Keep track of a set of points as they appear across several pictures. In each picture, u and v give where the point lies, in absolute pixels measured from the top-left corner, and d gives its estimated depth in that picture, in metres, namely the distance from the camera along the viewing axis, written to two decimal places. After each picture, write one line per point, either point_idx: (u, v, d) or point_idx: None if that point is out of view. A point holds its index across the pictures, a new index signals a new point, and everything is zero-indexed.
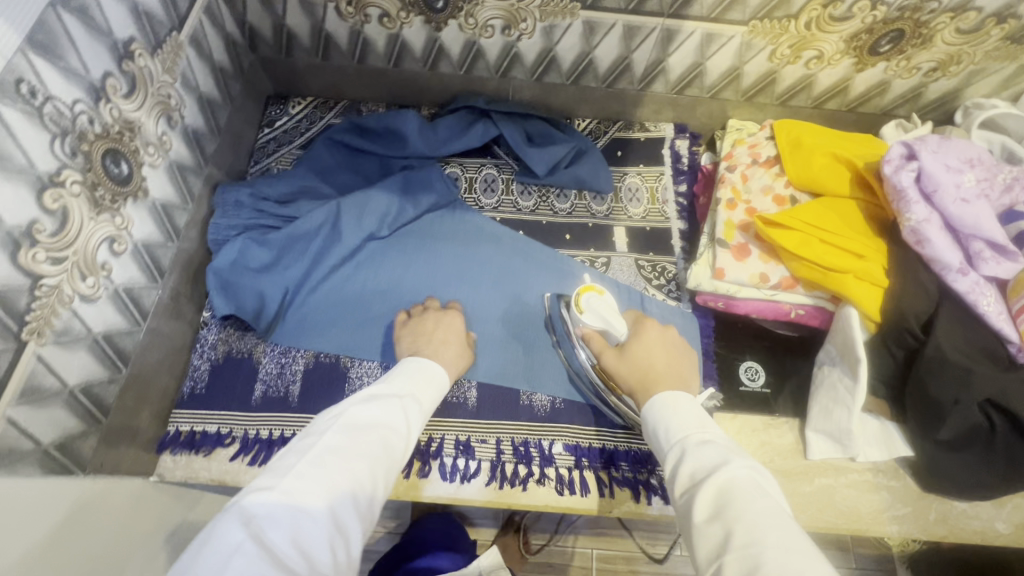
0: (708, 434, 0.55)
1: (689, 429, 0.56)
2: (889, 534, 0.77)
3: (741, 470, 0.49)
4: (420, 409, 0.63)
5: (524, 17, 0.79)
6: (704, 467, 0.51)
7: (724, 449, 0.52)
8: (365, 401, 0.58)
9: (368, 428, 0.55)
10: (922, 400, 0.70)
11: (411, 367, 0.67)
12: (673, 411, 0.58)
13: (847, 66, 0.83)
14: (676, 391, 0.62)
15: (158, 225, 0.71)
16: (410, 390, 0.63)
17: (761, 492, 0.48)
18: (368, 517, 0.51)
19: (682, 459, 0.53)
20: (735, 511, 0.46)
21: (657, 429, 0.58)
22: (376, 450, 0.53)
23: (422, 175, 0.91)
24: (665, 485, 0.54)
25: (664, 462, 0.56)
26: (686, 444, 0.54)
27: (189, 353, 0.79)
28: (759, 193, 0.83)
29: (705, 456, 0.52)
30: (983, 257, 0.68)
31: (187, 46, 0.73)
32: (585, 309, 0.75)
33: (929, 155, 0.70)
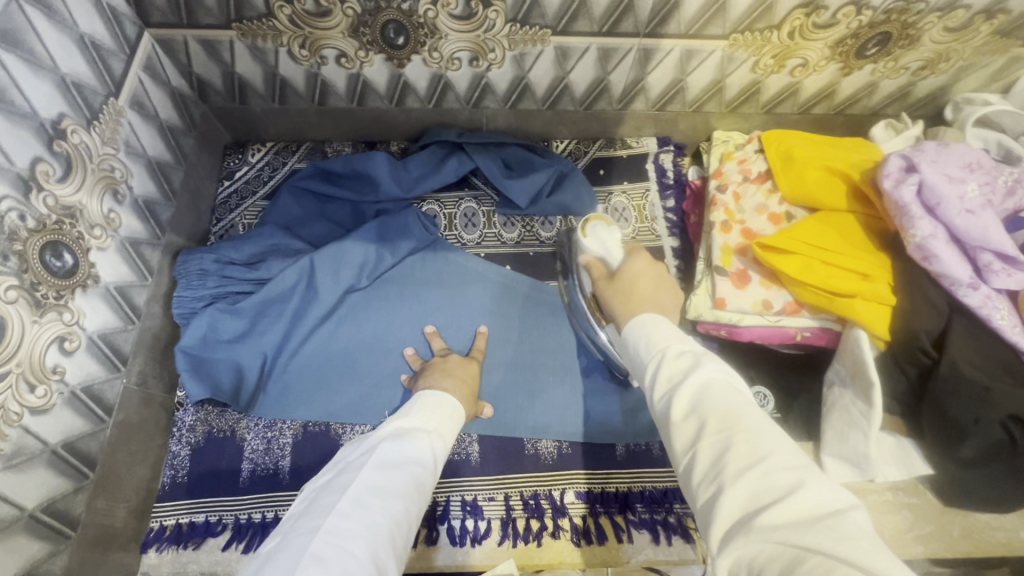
0: (686, 344, 0.50)
1: (668, 341, 0.51)
2: (915, 555, 0.75)
3: (718, 372, 0.46)
4: (445, 440, 0.58)
5: (492, 47, 0.74)
6: (679, 370, 0.48)
7: (701, 353, 0.49)
8: (395, 433, 0.53)
9: (400, 464, 0.50)
10: (940, 421, 0.68)
11: (435, 398, 0.62)
12: (651, 329, 0.54)
13: (833, 71, 0.80)
14: (657, 313, 0.57)
15: (115, 309, 0.65)
16: (436, 424, 0.58)
17: (737, 391, 0.45)
18: (401, 556, 0.46)
19: (659, 367, 0.49)
20: (712, 407, 0.43)
21: (635, 346, 0.54)
22: (411, 489, 0.49)
23: (399, 221, 0.85)
24: (643, 395, 0.50)
25: (643, 373, 0.52)
26: (663, 353, 0.50)
27: (166, 438, 0.74)
28: (753, 212, 0.79)
29: (683, 363, 0.48)
30: (993, 270, 0.64)
31: (128, 110, 0.66)
32: (589, 235, 0.73)
33: (929, 166, 0.66)
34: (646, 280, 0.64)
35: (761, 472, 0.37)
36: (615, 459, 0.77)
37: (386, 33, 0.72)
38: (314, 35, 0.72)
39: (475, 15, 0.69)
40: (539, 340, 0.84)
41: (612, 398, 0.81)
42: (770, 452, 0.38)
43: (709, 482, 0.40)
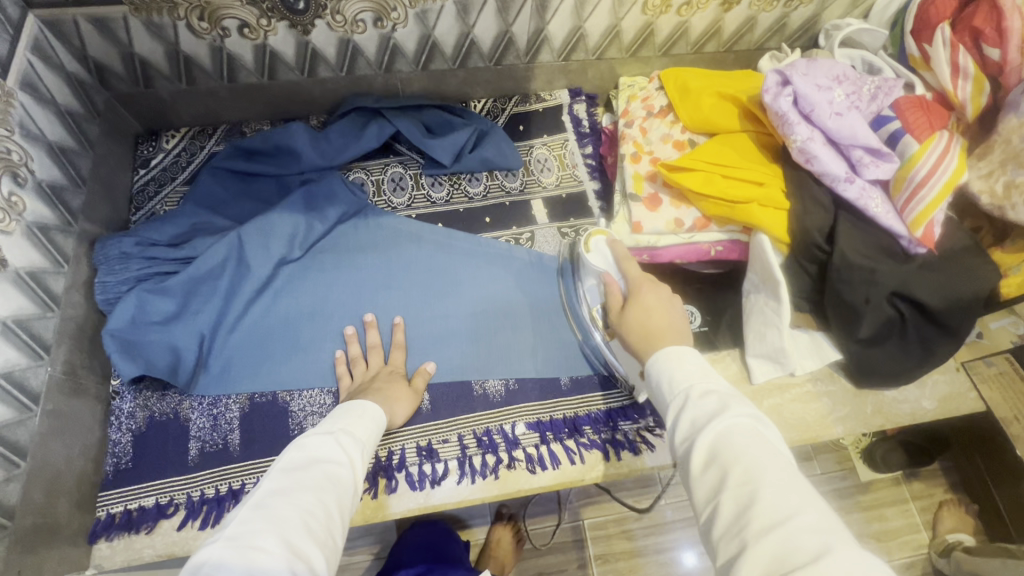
0: (711, 382, 0.49)
1: (692, 380, 0.50)
2: (837, 435, 0.82)
3: (738, 420, 0.44)
4: (360, 440, 0.57)
5: (394, 5, 0.76)
6: (704, 413, 0.46)
7: (721, 396, 0.47)
8: (303, 440, 0.53)
9: (308, 464, 0.50)
10: (840, 307, 0.75)
11: (351, 409, 0.62)
12: (677, 364, 0.52)
13: (715, 8, 0.86)
14: (682, 347, 0.55)
15: (30, 296, 0.63)
16: (342, 426, 0.58)
17: (754, 433, 0.43)
18: (330, 546, 0.45)
19: (684, 405, 0.48)
20: (731, 456, 0.41)
21: (659, 379, 0.53)
22: (323, 482, 0.48)
23: (324, 187, 0.86)
24: (667, 436, 0.48)
25: (666, 409, 0.50)
26: (688, 393, 0.48)
27: (105, 428, 0.72)
28: (659, 142, 0.85)
29: (708, 408, 0.46)
30: (865, 163, 0.72)
31: (19, 92, 0.64)
32: (592, 249, 0.76)
33: (801, 78, 0.74)
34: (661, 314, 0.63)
35: (784, 534, 0.35)
36: (558, 388, 0.81)
37: None
38: (211, 6, 0.71)
39: None
40: (478, 291, 0.86)
41: (552, 334, 0.84)
42: (795, 511, 0.36)
43: (732, 538, 0.38)
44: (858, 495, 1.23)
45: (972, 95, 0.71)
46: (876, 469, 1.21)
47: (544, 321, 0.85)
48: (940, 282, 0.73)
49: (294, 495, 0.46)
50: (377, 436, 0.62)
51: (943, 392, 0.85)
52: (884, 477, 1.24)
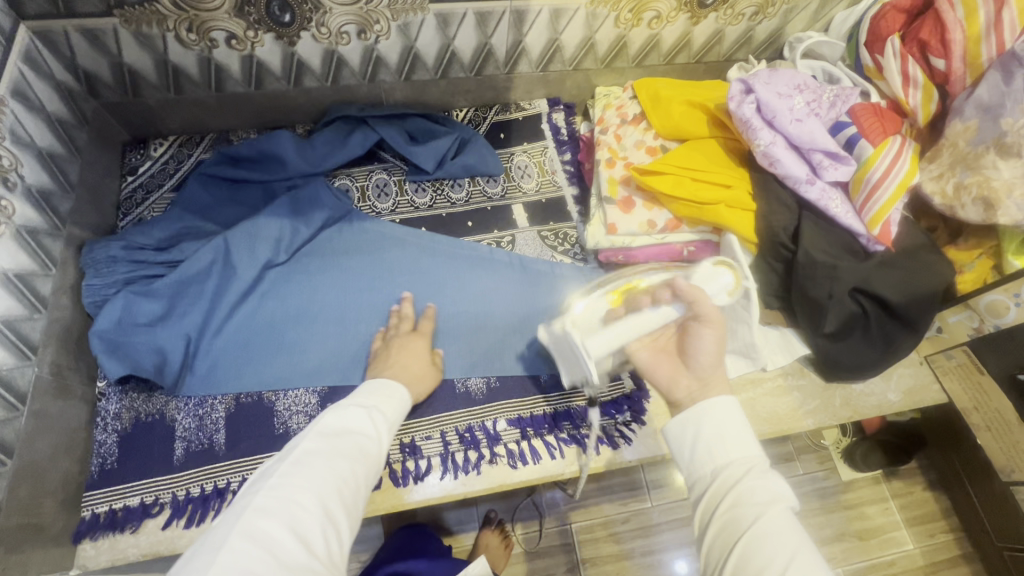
0: (763, 464, 0.56)
1: (746, 456, 0.56)
2: (807, 427, 0.85)
3: (788, 512, 0.52)
4: (389, 416, 0.62)
5: (377, 18, 0.79)
6: (762, 497, 0.52)
7: (775, 482, 0.54)
8: (341, 409, 0.58)
9: (342, 433, 0.55)
10: (806, 303, 0.79)
11: (386, 387, 0.66)
12: (735, 433, 0.58)
13: (684, 21, 0.91)
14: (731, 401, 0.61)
15: (17, 297, 0.64)
16: (377, 401, 0.62)
17: (797, 524, 0.51)
18: (353, 511, 0.51)
19: (741, 481, 0.54)
20: (782, 544, 0.49)
21: (707, 444, 0.58)
22: (354, 453, 0.54)
23: (309, 193, 0.88)
24: (712, 503, 0.55)
25: (714, 476, 0.56)
26: (747, 469, 0.55)
27: (90, 429, 0.73)
28: (633, 148, 0.89)
29: (764, 489, 0.53)
30: (824, 166, 0.76)
31: (10, 100, 0.66)
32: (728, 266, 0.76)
33: (763, 87, 0.78)
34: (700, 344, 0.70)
35: None
36: (538, 386, 0.83)
37: (271, 11, 0.75)
38: (199, 18, 0.74)
39: None
40: (460, 292, 0.89)
41: (533, 334, 0.87)
42: None
43: None
44: (840, 494, 1.26)
45: (922, 102, 0.76)
46: (857, 469, 1.25)
47: (525, 320, 0.87)
48: (898, 279, 0.77)
49: (330, 460, 0.52)
50: (406, 412, 0.67)
51: (908, 386, 0.89)
52: (863, 476, 1.27)
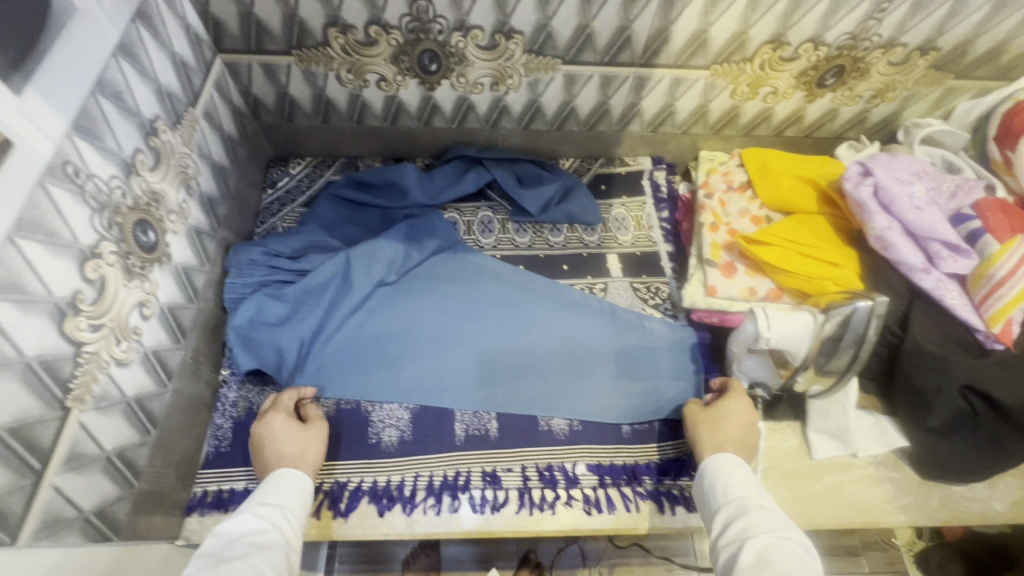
0: (763, 500, 0.61)
1: (748, 493, 0.62)
2: (899, 524, 0.81)
3: (789, 537, 0.55)
4: (287, 507, 0.62)
5: (511, 73, 0.87)
6: (755, 526, 0.57)
7: (779, 517, 0.58)
8: (232, 517, 0.58)
9: (230, 541, 0.55)
10: (910, 391, 0.76)
11: (276, 476, 0.67)
12: (735, 474, 0.65)
13: (799, 98, 0.93)
14: (741, 460, 0.68)
15: (180, 288, 0.73)
16: (269, 498, 0.63)
17: (800, 551, 0.53)
18: None
19: (741, 515, 0.59)
20: (779, 563, 0.52)
21: (713, 483, 0.65)
22: (250, 552, 0.54)
23: (427, 222, 0.96)
24: (715, 541, 0.60)
25: (719, 517, 0.62)
26: (745, 503, 0.61)
27: (210, 413, 0.80)
28: (737, 215, 0.90)
29: (764, 520, 0.57)
30: (942, 257, 0.76)
31: (201, 119, 0.77)
32: (786, 325, 0.69)
33: (882, 170, 0.79)
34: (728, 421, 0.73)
35: None
36: (620, 435, 0.83)
37: (422, 61, 0.84)
38: (360, 62, 0.84)
39: (498, 46, 0.82)
40: (550, 334, 0.91)
41: (619, 384, 0.87)
42: None
43: None
44: None
45: None
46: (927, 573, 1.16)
47: (612, 367, 0.88)
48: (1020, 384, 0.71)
49: (219, 567, 0.52)
50: (309, 501, 0.67)
51: (1016, 497, 0.82)
52: None
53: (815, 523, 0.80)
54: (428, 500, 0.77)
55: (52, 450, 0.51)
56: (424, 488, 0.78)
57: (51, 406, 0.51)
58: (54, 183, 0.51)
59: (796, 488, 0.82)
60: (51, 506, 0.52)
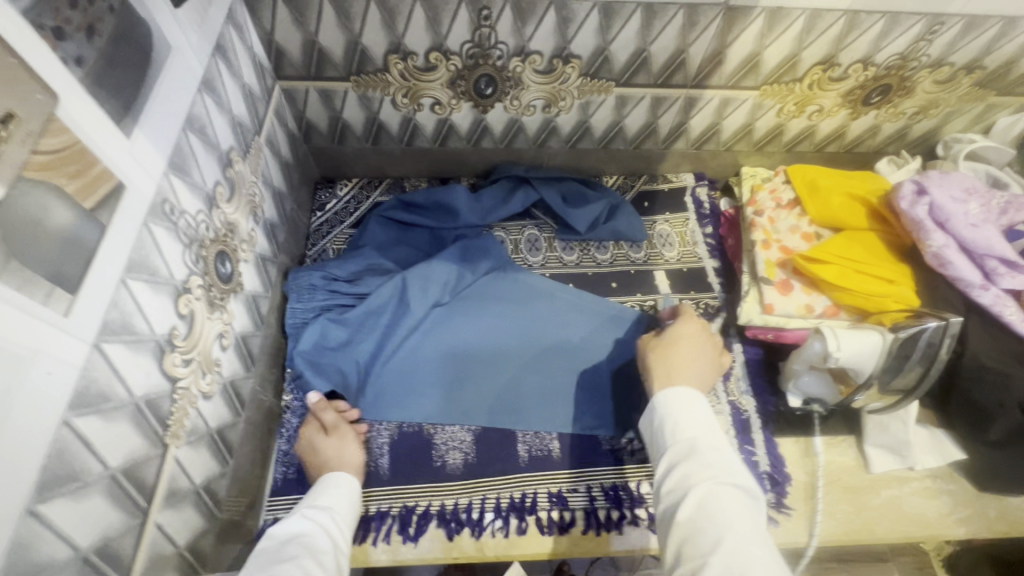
0: (712, 441, 0.55)
1: (694, 433, 0.56)
2: (959, 536, 0.81)
3: (733, 487, 0.50)
4: (334, 510, 0.65)
5: (565, 96, 0.88)
6: (698, 474, 0.52)
7: (727, 459, 0.53)
8: (283, 521, 0.61)
9: (282, 543, 0.57)
10: (970, 406, 0.78)
11: (328, 480, 0.70)
12: (684, 412, 0.58)
13: (844, 116, 0.95)
14: (696, 395, 0.61)
15: (250, 316, 0.73)
16: (317, 503, 0.65)
17: (745, 505, 0.49)
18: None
19: (687, 458, 0.54)
20: (721, 518, 0.48)
21: (661, 423, 0.59)
22: (300, 554, 0.55)
23: (480, 243, 0.96)
24: (657, 482, 0.55)
25: (664, 460, 0.56)
26: (693, 445, 0.55)
27: (275, 439, 0.80)
28: (788, 232, 0.92)
29: (709, 467, 0.52)
30: (999, 273, 0.77)
31: (265, 146, 0.78)
32: (856, 344, 0.72)
33: (937, 189, 0.80)
34: (685, 354, 0.68)
35: None
36: None
37: (478, 85, 0.85)
38: (416, 87, 0.85)
39: (555, 70, 0.83)
40: (605, 353, 0.90)
41: None
42: None
43: None
44: None
45: None
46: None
47: None
48: None
49: (273, 568, 0.53)
50: (356, 501, 0.69)
51: None
52: None
53: (877, 537, 0.80)
54: (496, 523, 0.77)
55: (154, 489, 0.52)
56: (492, 510, 0.78)
57: (153, 444, 0.51)
58: (155, 222, 0.51)
59: (855, 502, 0.83)
60: (153, 543, 0.52)
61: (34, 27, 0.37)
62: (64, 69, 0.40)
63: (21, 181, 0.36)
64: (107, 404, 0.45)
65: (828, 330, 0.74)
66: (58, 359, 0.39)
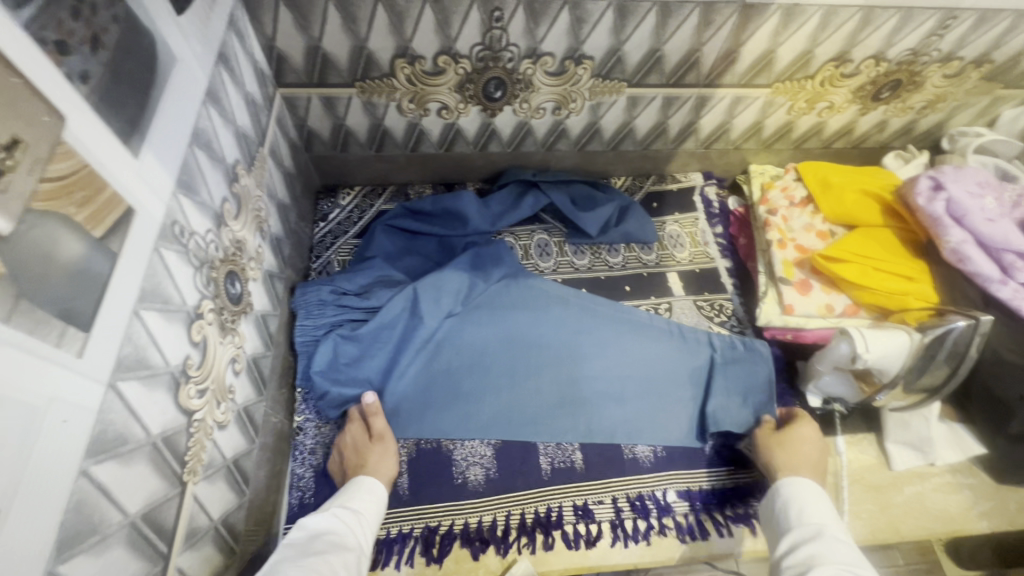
0: (837, 532, 0.61)
1: (824, 523, 0.63)
2: (983, 531, 0.80)
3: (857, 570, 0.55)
4: (363, 514, 0.66)
5: (575, 98, 0.86)
6: (822, 553, 0.58)
7: (850, 551, 0.58)
8: (315, 513, 0.64)
9: (314, 536, 0.61)
10: (991, 400, 0.79)
11: (359, 483, 0.69)
12: (815, 504, 0.66)
13: (853, 112, 0.94)
14: (819, 489, 0.69)
15: (260, 336, 0.70)
16: (347, 501, 0.67)
17: None
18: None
19: (812, 541, 0.60)
20: None
21: (789, 510, 0.66)
22: (328, 551, 0.59)
23: (492, 251, 0.94)
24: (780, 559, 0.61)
25: (788, 542, 0.62)
26: (821, 531, 0.61)
27: (288, 462, 0.77)
28: (802, 231, 0.91)
29: (835, 547, 0.58)
30: (1017, 267, 0.76)
31: (268, 158, 0.74)
32: (883, 344, 0.73)
33: (954, 185, 0.80)
34: (801, 446, 0.75)
35: None
36: (705, 459, 0.82)
37: (487, 88, 0.82)
38: (423, 92, 0.82)
39: (567, 72, 0.80)
40: (623, 360, 0.88)
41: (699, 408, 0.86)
42: None
43: None
44: None
45: None
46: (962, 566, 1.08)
47: (690, 390, 0.86)
48: None
49: (302, 561, 0.57)
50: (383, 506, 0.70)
51: None
52: None
53: (901, 535, 0.79)
54: (521, 540, 0.75)
55: (173, 532, 0.49)
56: (516, 527, 0.76)
57: (172, 483, 0.48)
58: (165, 246, 0.48)
59: (878, 500, 0.82)
60: None
61: (37, 42, 0.34)
62: (68, 86, 0.36)
63: (29, 213, 0.33)
64: (125, 447, 0.42)
65: (854, 331, 0.75)
66: (74, 405, 0.36)
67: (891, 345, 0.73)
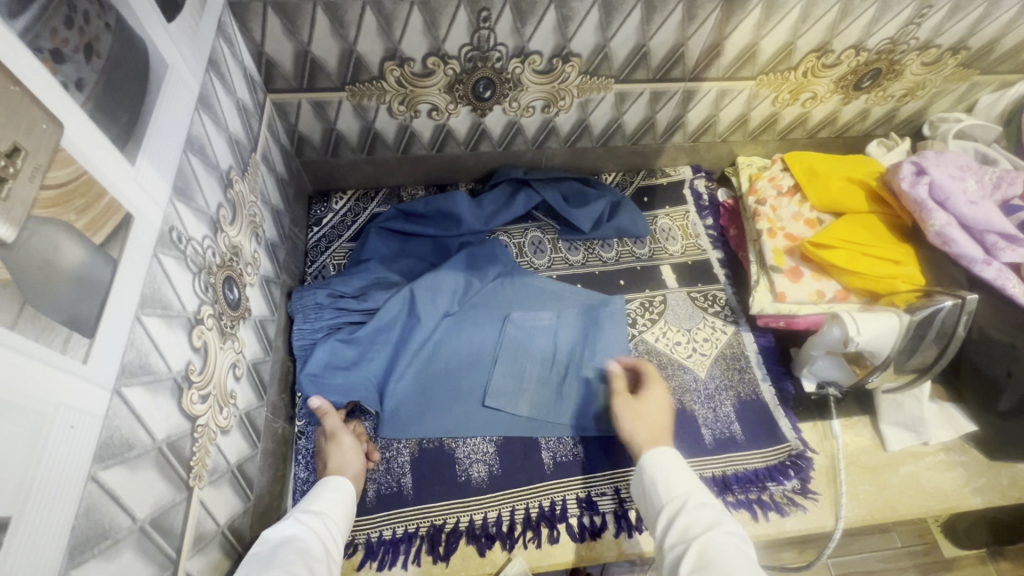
0: (702, 495, 0.58)
1: (687, 489, 0.59)
2: (976, 506, 0.82)
3: (730, 534, 0.53)
4: (327, 515, 0.62)
5: (564, 96, 0.87)
6: (697, 526, 0.54)
7: (716, 512, 0.56)
8: (276, 524, 0.59)
9: (275, 546, 0.56)
10: (980, 378, 0.79)
11: (325, 483, 0.67)
12: (673, 469, 0.62)
13: (836, 101, 0.96)
14: (673, 449, 0.65)
15: (259, 341, 0.70)
16: (312, 507, 0.63)
17: (740, 546, 0.52)
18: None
19: (681, 513, 0.57)
20: (722, 563, 0.49)
21: (653, 481, 0.62)
22: (292, 559, 0.53)
23: (487, 250, 0.94)
24: (659, 541, 0.57)
25: (660, 519, 0.59)
26: (686, 500, 0.58)
27: (290, 466, 0.76)
28: (791, 219, 0.92)
29: (701, 515, 0.56)
30: (1000, 248, 0.79)
31: (261, 164, 0.75)
32: (874, 326, 0.75)
33: (936, 169, 0.81)
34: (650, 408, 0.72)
35: None
36: (705, 446, 0.83)
37: (476, 88, 0.83)
38: (412, 94, 0.82)
39: (555, 70, 0.81)
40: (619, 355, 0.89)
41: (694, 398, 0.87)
42: None
43: None
44: None
45: None
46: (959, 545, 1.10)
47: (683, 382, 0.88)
48: None
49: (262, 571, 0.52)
50: (353, 508, 0.67)
51: None
52: None
53: (899, 514, 0.81)
54: (526, 534, 0.75)
55: (181, 538, 0.49)
56: (521, 521, 0.76)
57: (178, 488, 0.48)
58: (164, 252, 0.48)
59: (875, 480, 0.83)
60: None
61: (33, 51, 0.34)
62: (65, 94, 0.37)
63: (31, 220, 0.33)
64: (131, 452, 0.42)
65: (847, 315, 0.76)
66: (80, 411, 0.36)
67: (882, 327, 0.75)
